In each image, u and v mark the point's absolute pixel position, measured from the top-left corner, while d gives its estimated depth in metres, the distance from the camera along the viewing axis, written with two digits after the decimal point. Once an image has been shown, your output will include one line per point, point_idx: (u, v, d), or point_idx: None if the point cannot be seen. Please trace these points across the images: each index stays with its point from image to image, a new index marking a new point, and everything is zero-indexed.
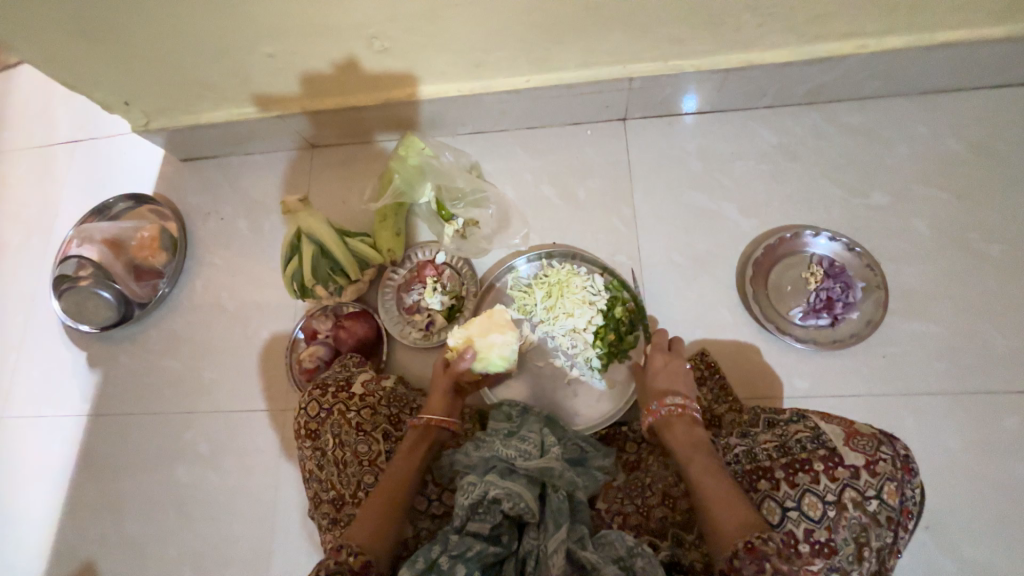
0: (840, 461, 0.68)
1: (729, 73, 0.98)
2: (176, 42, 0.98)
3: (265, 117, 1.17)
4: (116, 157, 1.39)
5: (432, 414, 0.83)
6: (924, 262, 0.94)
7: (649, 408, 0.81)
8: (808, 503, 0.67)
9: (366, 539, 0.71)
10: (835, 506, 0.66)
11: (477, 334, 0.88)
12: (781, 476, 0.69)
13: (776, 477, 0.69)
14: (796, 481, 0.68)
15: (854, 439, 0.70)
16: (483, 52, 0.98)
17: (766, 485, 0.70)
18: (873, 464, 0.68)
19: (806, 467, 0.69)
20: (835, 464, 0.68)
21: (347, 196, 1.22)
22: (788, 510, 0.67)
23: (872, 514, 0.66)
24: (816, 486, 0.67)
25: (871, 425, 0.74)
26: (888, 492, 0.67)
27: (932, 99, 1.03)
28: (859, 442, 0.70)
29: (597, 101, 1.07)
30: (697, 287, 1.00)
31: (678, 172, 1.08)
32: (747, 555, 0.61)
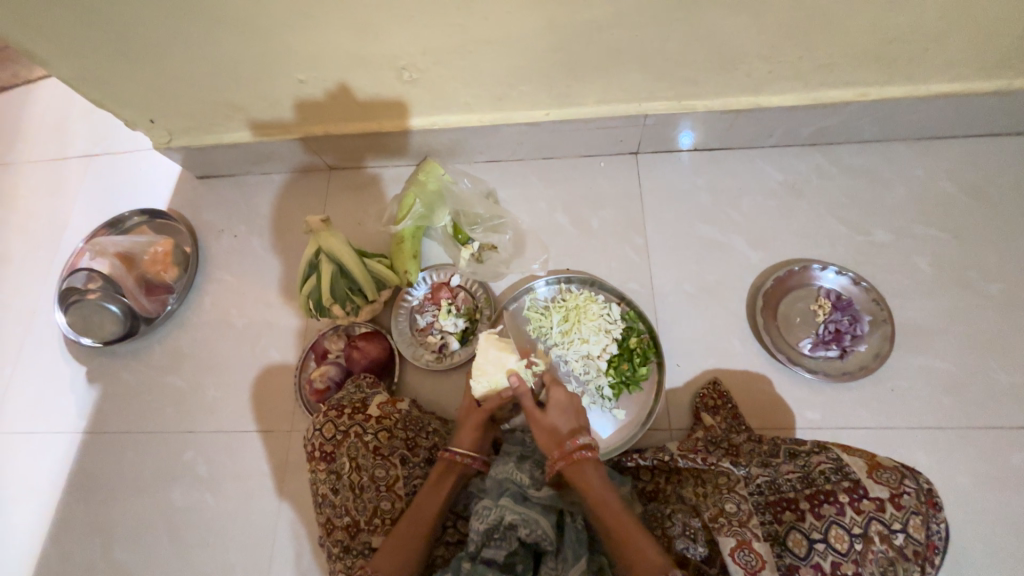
0: (865, 493, 0.70)
1: (739, 114, 1.04)
2: (210, 65, 1.02)
3: (289, 139, 1.20)
4: (132, 172, 1.40)
5: (456, 449, 0.82)
6: (927, 298, 0.98)
7: (564, 448, 0.77)
8: (835, 535, 0.69)
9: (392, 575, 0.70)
10: (861, 538, 0.68)
11: (499, 370, 0.84)
12: (806, 508, 0.71)
13: (802, 508, 0.71)
14: (821, 513, 0.70)
15: (878, 472, 0.72)
16: (508, 86, 1.03)
17: (791, 517, 0.71)
18: (897, 498, 0.69)
19: (831, 498, 0.70)
20: (859, 496, 0.70)
21: (363, 218, 1.24)
22: (815, 543, 0.69)
23: (899, 547, 0.68)
24: (842, 519, 0.69)
25: (892, 457, 0.75)
26: (913, 526, 0.68)
27: (926, 145, 1.09)
28: (883, 475, 0.71)
29: (612, 134, 1.12)
30: (708, 316, 1.02)
31: (688, 205, 1.12)
32: None
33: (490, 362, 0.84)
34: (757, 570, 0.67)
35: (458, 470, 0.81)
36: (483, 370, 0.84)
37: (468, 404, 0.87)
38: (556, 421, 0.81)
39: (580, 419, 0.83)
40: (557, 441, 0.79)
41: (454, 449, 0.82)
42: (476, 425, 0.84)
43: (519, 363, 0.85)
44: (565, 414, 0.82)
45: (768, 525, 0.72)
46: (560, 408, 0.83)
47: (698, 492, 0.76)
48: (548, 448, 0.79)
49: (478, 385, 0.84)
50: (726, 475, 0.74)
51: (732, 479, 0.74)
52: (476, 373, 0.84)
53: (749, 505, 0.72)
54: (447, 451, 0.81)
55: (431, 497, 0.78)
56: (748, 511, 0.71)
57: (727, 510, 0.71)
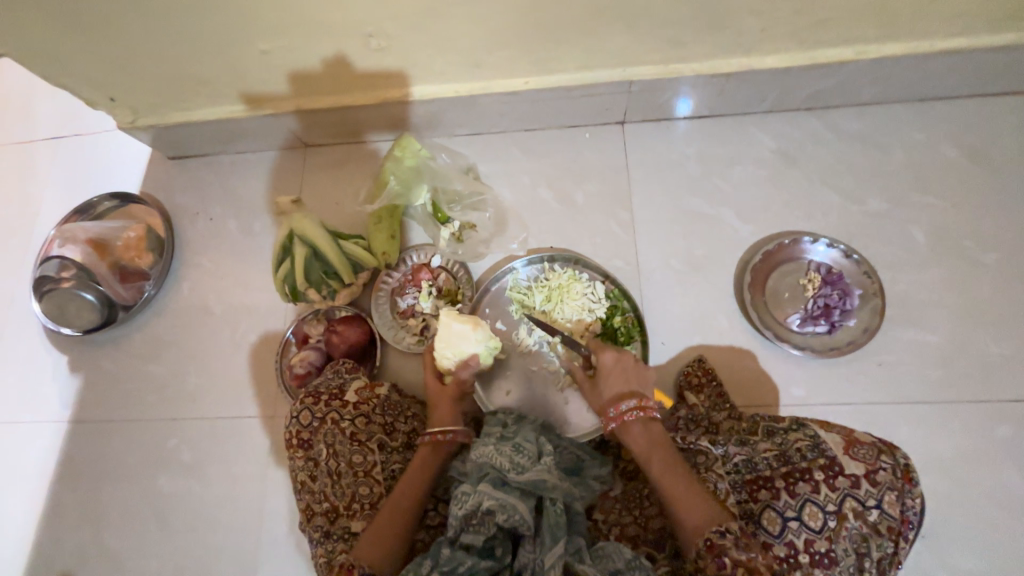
0: (841, 470, 0.69)
1: (731, 78, 0.98)
2: (166, 37, 0.95)
3: (259, 116, 1.14)
4: (101, 154, 1.35)
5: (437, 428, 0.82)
6: (920, 270, 0.95)
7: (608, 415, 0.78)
8: (809, 513, 0.67)
9: (376, 559, 0.71)
10: (835, 515, 0.67)
11: (461, 345, 0.86)
12: (780, 486, 0.69)
13: (777, 486, 0.69)
14: (796, 491, 0.68)
15: (854, 448, 0.71)
16: (483, 52, 0.96)
17: (766, 495, 0.69)
18: (872, 474, 0.68)
19: (806, 476, 0.69)
20: (835, 473, 0.68)
21: (340, 197, 1.19)
22: (788, 521, 0.68)
23: (873, 524, 0.67)
24: (817, 496, 0.68)
25: (870, 433, 0.74)
26: (888, 502, 0.68)
27: (928, 106, 1.03)
28: (859, 451, 0.70)
29: (596, 103, 1.06)
30: (695, 293, 0.99)
31: (677, 176, 1.07)
32: (707, 553, 0.62)
33: (453, 338, 0.86)
34: None
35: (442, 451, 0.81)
36: (446, 345, 0.87)
37: (435, 385, 0.88)
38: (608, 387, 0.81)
39: (634, 383, 0.81)
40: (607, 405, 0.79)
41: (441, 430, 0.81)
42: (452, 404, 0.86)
43: (481, 339, 0.87)
44: (617, 380, 0.81)
45: (743, 503, 0.70)
46: (612, 375, 0.82)
47: None
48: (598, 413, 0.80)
49: (443, 357, 0.87)
50: (703, 454, 0.74)
51: (709, 458, 0.73)
52: (442, 346, 0.87)
53: (725, 482, 0.70)
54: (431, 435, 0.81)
55: (412, 479, 0.78)
56: (724, 489, 0.70)
57: None
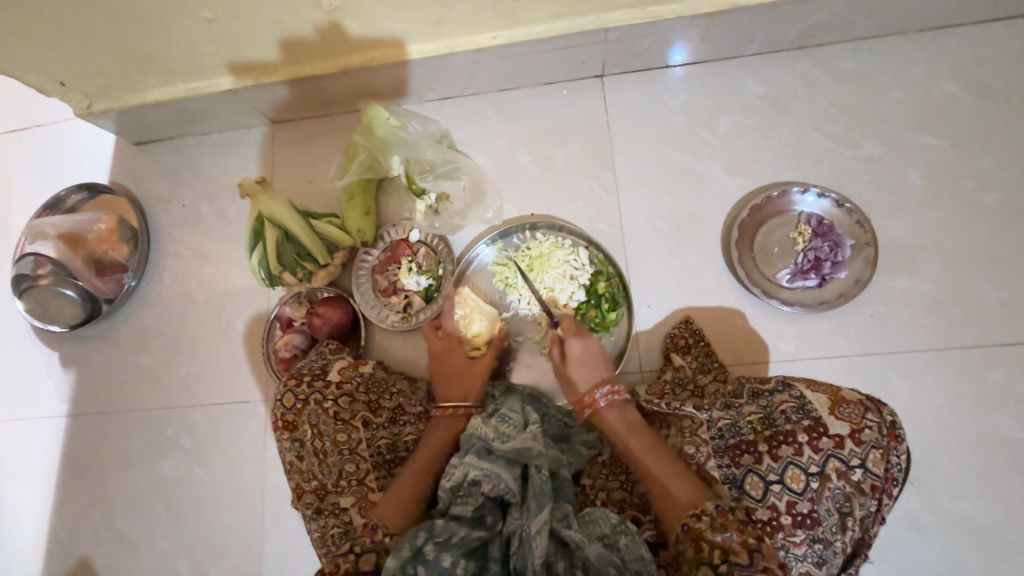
0: (824, 431, 0.67)
1: (713, 18, 0.91)
2: (103, 12, 0.89)
3: (218, 92, 1.08)
4: (65, 144, 1.30)
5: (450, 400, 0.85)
6: (916, 215, 0.91)
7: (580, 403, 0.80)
8: (791, 475, 0.67)
9: (399, 519, 0.73)
10: (818, 477, 0.66)
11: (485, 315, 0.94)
12: (764, 450, 0.68)
13: (760, 450, 0.68)
14: (779, 454, 0.67)
15: (839, 407, 0.69)
16: (444, 7, 0.89)
17: (748, 460, 0.68)
18: (857, 433, 0.67)
19: (789, 439, 0.68)
20: (818, 435, 0.67)
21: (312, 174, 1.15)
22: (771, 484, 0.67)
23: (857, 483, 0.66)
24: (799, 459, 0.67)
25: (857, 391, 0.72)
26: (872, 461, 0.67)
27: (929, 37, 0.96)
28: (844, 410, 0.69)
29: (572, 56, 0.99)
30: (681, 253, 0.96)
31: (660, 130, 1.01)
32: (685, 537, 0.64)
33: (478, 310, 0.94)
34: None
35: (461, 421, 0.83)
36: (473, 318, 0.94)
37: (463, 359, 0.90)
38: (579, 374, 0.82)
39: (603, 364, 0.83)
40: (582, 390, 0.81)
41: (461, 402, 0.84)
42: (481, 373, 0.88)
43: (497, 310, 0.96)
44: (589, 365, 0.83)
45: (725, 468, 0.69)
46: (580, 361, 0.83)
47: (661, 435, 0.77)
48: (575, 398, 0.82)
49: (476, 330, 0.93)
50: (689, 419, 0.74)
51: (694, 422, 0.73)
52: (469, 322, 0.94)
53: (708, 447, 0.71)
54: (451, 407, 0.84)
55: (430, 446, 0.81)
56: (706, 454, 0.70)
57: (686, 453, 0.72)
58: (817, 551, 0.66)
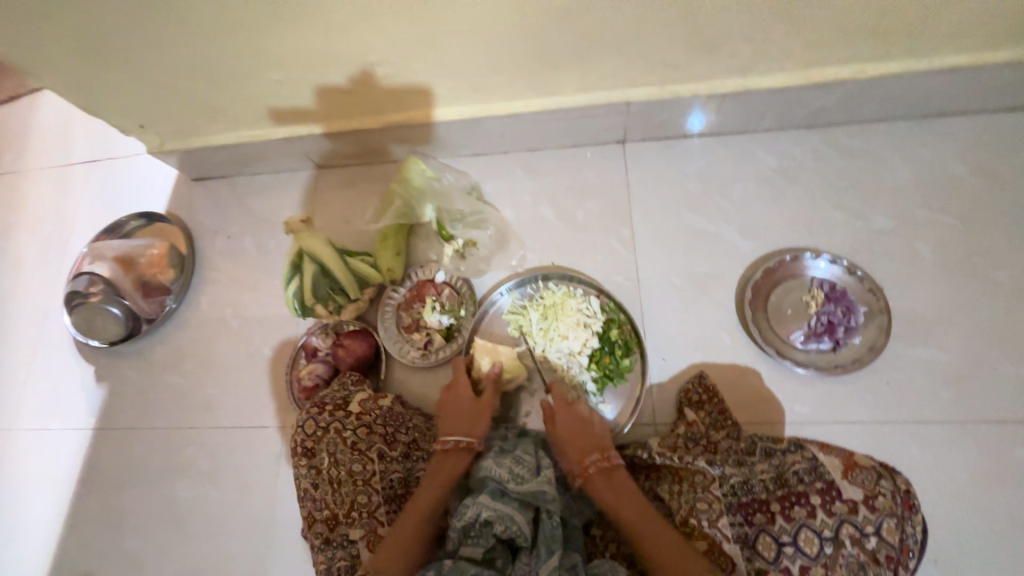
0: (838, 495, 0.70)
1: (727, 98, 0.99)
2: (189, 70, 1.03)
3: (275, 140, 1.21)
4: (131, 176, 1.43)
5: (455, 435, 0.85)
6: (928, 286, 0.93)
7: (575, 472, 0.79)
8: (805, 539, 0.68)
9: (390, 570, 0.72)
10: (832, 541, 0.68)
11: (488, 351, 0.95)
12: (777, 510, 0.71)
13: (773, 510, 0.71)
14: (792, 515, 0.70)
15: (853, 473, 0.72)
16: (484, 78, 1.00)
17: (761, 519, 0.70)
18: (870, 500, 0.70)
19: (802, 501, 0.70)
20: (832, 498, 0.70)
21: (350, 215, 1.24)
22: (784, 545, 0.69)
23: (871, 552, 0.67)
24: (812, 521, 0.69)
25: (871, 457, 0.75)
26: (886, 529, 0.68)
27: (932, 122, 1.02)
28: (858, 476, 0.71)
29: (596, 123, 1.09)
30: (696, 310, 0.99)
31: (677, 193, 1.08)
32: None
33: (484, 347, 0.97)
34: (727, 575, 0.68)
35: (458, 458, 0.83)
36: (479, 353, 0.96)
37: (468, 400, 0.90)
38: (567, 440, 0.82)
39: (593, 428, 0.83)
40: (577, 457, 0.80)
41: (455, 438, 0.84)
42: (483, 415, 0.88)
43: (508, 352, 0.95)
44: (579, 430, 0.82)
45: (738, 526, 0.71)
46: (569, 427, 0.83)
47: (673, 490, 0.75)
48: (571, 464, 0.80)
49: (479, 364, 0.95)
50: (702, 474, 0.73)
51: (707, 478, 0.72)
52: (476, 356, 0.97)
53: (720, 505, 0.70)
54: (447, 444, 0.84)
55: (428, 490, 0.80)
56: (718, 511, 0.69)
57: (698, 509, 0.71)
58: None
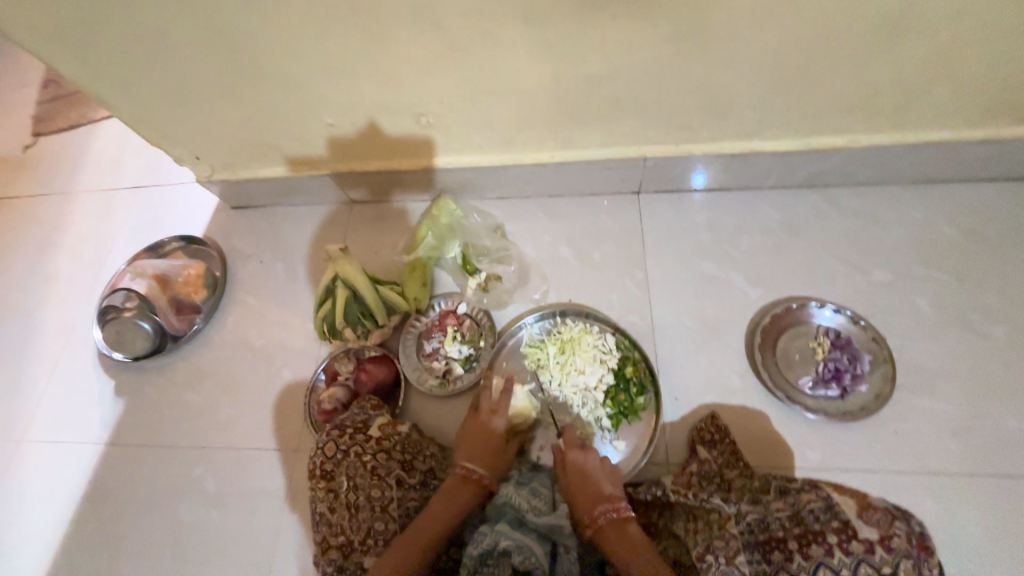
0: (853, 534, 0.73)
1: (735, 158, 1.09)
2: (251, 110, 1.14)
3: (316, 174, 1.31)
4: (174, 202, 1.53)
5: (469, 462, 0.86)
6: (929, 339, 0.98)
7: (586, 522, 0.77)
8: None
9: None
10: None
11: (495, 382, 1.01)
12: (794, 548, 0.74)
13: (790, 548, 0.74)
14: (809, 553, 0.73)
15: (868, 513, 0.75)
16: (515, 130, 1.11)
17: (779, 557, 0.74)
18: (887, 539, 0.73)
19: (819, 538, 0.74)
20: (847, 537, 0.73)
21: (379, 247, 1.31)
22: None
23: None
24: (829, 559, 0.72)
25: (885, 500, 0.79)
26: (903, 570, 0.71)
27: (923, 188, 1.12)
28: (873, 517, 0.75)
29: (614, 175, 1.18)
30: (708, 352, 1.04)
31: (688, 241, 1.16)
32: None
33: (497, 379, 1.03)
34: None
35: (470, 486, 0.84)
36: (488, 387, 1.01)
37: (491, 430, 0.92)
38: (578, 487, 0.80)
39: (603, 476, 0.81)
40: (587, 506, 0.78)
41: (471, 468, 0.86)
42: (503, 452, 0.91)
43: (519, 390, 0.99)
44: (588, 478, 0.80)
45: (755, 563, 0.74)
46: (577, 473, 0.81)
47: (688, 527, 0.76)
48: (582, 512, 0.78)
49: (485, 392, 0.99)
50: (716, 512, 0.75)
51: (722, 515, 0.74)
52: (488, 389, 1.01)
53: (737, 543, 0.72)
54: (463, 471, 0.85)
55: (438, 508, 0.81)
56: (735, 548, 0.72)
57: (716, 545, 0.73)
58: None
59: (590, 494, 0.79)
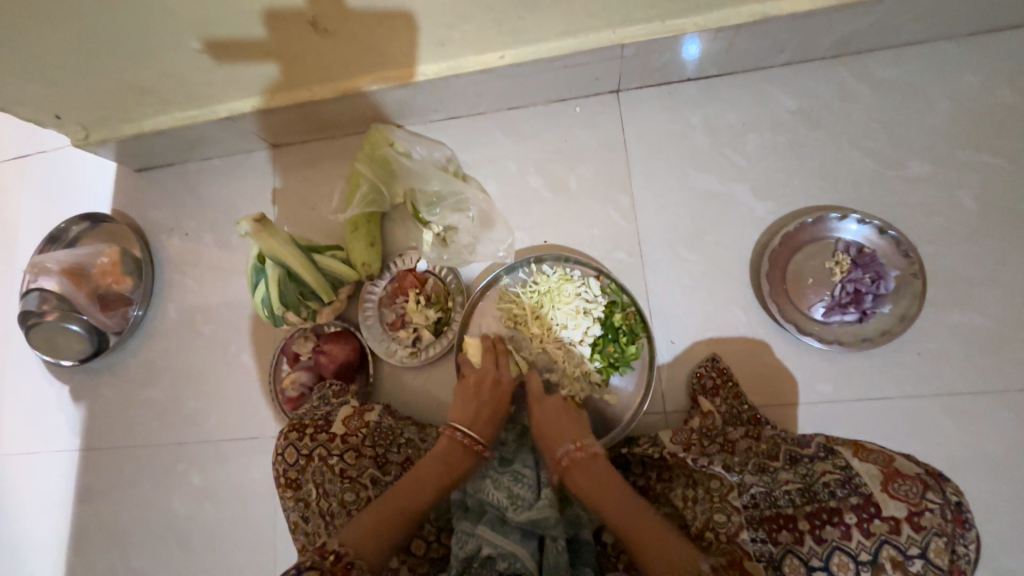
0: (877, 512, 0.61)
1: (740, 30, 0.83)
2: (93, 45, 0.85)
3: (215, 119, 1.04)
4: (65, 171, 1.26)
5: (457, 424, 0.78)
6: (968, 241, 0.82)
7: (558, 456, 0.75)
8: (838, 562, 0.61)
9: (366, 547, 0.66)
10: (869, 566, 0.60)
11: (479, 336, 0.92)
12: (805, 529, 0.64)
13: (801, 529, 0.64)
14: (823, 536, 0.63)
15: (894, 484, 0.62)
16: (448, 28, 0.83)
17: (788, 538, 0.64)
18: (915, 517, 0.60)
19: (835, 519, 0.62)
20: (869, 516, 0.61)
21: (316, 201, 1.10)
22: (813, 570, 0.62)
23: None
24: (846, 542, 0.62)
25: (913, 462, 0.64)
26: (934, 551, 0.59)
27: (982, 40, 0.86)
28: (900, 488, 0.62)
29: (585, 72, 0.92)
30: (707, 284, 0.90)
31: (682, 150, 0.94)
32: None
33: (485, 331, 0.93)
34: None
35: (466, 460, 0.76)
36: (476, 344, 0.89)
37: (484, 385, 0.83)
38: (550, 424, 0.79)
39: (579, 418, 0.80)
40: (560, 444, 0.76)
41: (477, 438, 0.78)
42: (492, 415, 0.81)
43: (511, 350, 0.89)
44: (566, 418, 0.79)
45: (762, 544, 0.64)
46: (552, 411, 0.80)
47: (688, 496, 0.71)
48: (553, 449, 0.76)
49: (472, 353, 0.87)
50: (718, 480, 0.68)
51: (723, 485, 0.67)
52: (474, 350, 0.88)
53: (740, 518, 0.64)
54: (466, 437, 0.77)
55: (419, 477, 0.73)
56: (738, 525, 0.63)
57: (715, 523, 0.65)
58: None
59: (561, 432, 0.77)
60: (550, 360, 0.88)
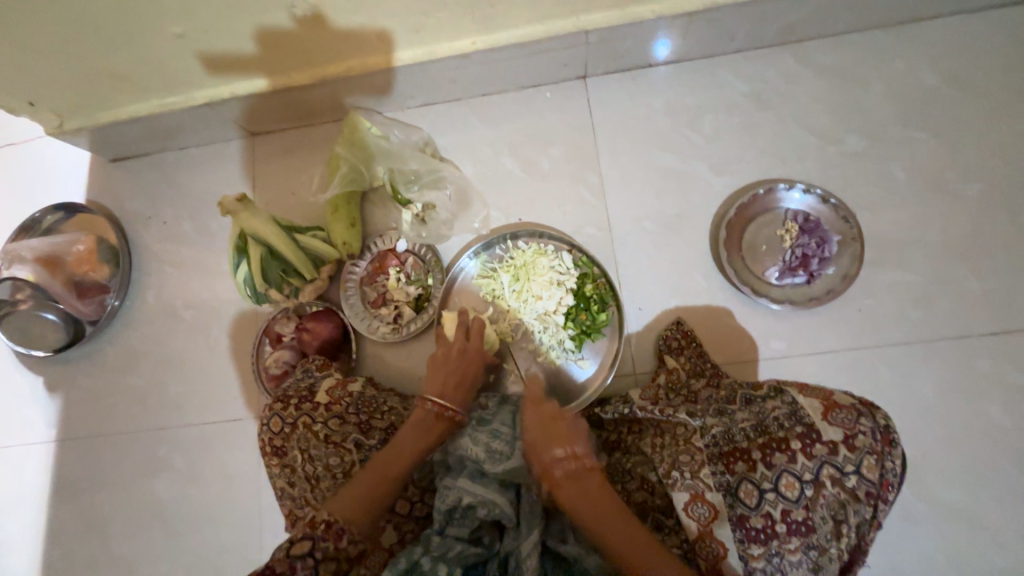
0: (818, 437, 0.68)
1: (694, 17, 0.90)
2: (70, 29, 0.86)
3: (193, 106, 1.06)
4: (35, 163, 1.25)
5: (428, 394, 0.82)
6: (900, 207, 0.91)
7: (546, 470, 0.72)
8: (786, 483, 0.67)
9: (351, 514, 0.70)
10: (812, 484, 0.67)
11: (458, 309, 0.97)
12: (758, 457, 0.69)
13: (754, 459, 0.69)
14: (772, 462, 0.68)
15: (832, 413, 0.69)
16: (422, 14, 0.88)
17: (742, 468, 0.69)
18: (850, 439, 0.67)
19: (782, 446, 0.68)
20: (812, 441, 0.68)
21: (296, 186, 1.12)
22: (765, 492, 0.68)
23: (851, 489, 0.67)
24: (793, 466, 0.68)
25: (850, 395, 0.72)
26: (866, 467, 0.67)
27: (908, 28, 0.96)
28: (838, 416, 0.69)
29: (554, 58, 0.98)
30: (671, 253, 0.96)
31: (646, 131, 1.01)
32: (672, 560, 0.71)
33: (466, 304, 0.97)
34: (709, 521, 0.68)
35: (441, 424, 0.80)
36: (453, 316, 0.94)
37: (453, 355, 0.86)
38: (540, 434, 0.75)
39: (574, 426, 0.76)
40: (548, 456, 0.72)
41: (446, 404, 0.80)
42: (463, 382, 0.85)
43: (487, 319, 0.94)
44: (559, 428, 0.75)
45: (720, 475, 0.70)
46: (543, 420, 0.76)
47: (656, 443, 0.77)
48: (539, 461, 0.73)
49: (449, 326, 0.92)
50: (683, 427, 0.75)
51: (688, 430, 0.73)
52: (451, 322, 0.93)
53: (702, 456, 0.71)
54: (436, 405, 0.80)
55: (400, 447, 0.76)
56: (700, 462, 0.70)
57: (680, 462, 0.72)
58: (813, 558, 0.67)
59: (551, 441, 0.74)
60: (526, 328, 0.93)
